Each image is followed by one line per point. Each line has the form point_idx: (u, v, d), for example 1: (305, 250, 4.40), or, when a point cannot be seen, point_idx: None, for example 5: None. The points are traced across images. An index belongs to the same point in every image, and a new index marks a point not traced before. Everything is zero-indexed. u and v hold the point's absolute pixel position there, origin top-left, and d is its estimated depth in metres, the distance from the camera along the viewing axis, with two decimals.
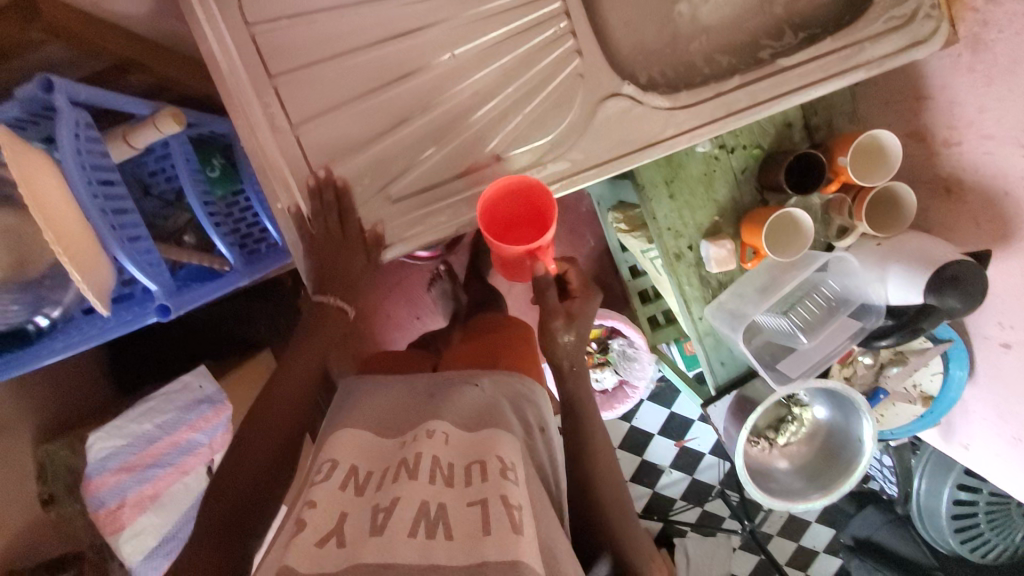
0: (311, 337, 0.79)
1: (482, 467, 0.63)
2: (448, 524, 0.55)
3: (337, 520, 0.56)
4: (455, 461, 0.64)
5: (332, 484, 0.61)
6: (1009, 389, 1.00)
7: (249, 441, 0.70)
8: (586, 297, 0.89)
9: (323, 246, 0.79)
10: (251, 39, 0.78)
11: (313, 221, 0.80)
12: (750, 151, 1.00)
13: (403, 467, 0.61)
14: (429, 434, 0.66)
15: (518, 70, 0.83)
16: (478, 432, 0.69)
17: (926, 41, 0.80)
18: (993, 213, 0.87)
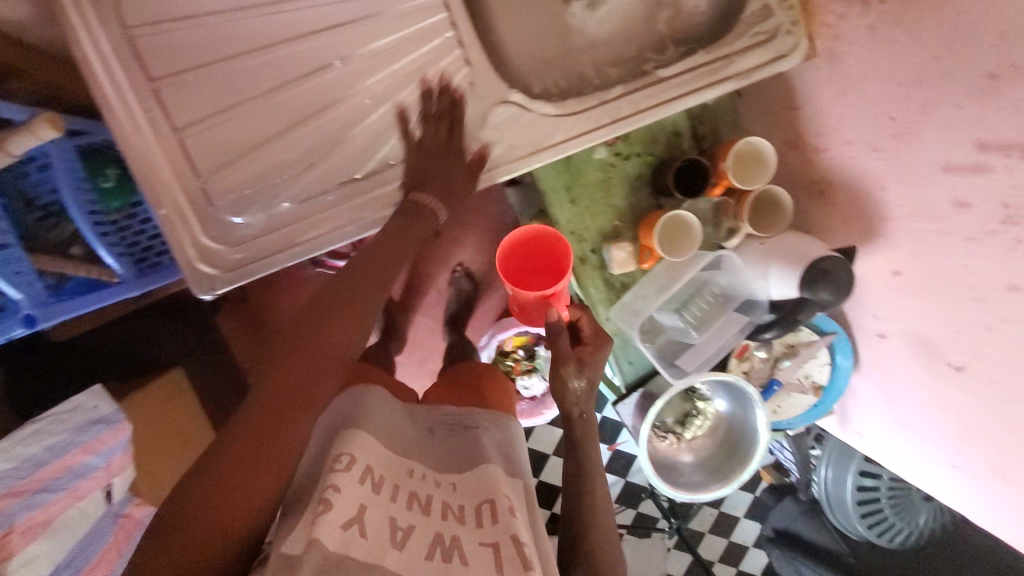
0: (353, 278, 0.67)
1: (493, 507, 0.65)
2: (463, 554, 0.59)
3: (358, 509, 0.59)
4: (465, 503, 0.66)
5: (354, 478, 0.63)
6: (887, 377, 1.07)
7: (290, 363, 0.62)
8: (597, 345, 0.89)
9: (433, 154, 0.80)
10: (130, 42, 0.76)
11: (425, 135, 0.82)
12: (644, 158, 1.07)
13: (414, 501, 0.64)
14: (436, 481, 0.68)
15: (409, 77, 0.84)
16: (472, 469, 0.71)
17: (788, 54, 0.87)
18: (860, 213, 0.94)
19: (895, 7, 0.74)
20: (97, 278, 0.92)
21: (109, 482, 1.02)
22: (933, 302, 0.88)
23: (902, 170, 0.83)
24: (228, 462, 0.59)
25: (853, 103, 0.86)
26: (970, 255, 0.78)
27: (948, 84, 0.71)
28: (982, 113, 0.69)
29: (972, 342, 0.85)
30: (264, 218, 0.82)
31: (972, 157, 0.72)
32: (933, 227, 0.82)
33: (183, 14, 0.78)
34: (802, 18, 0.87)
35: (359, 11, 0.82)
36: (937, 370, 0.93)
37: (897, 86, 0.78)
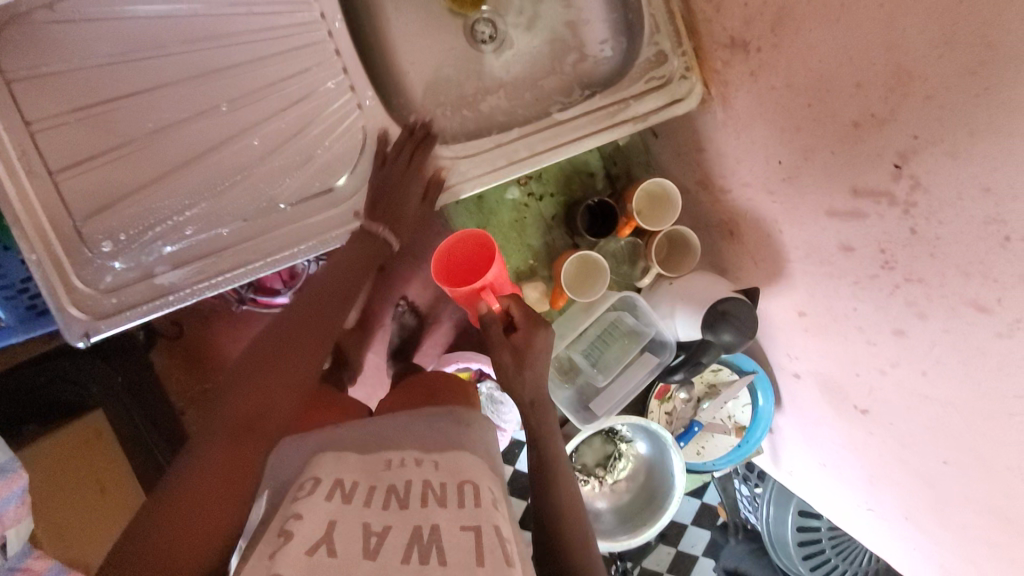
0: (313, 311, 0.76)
1: (474, 492, 0.59)
2: (443, 546, 0.49)
3: (326, 529, 0.50)
4: (444, 483, 0.60)
5: (317, 498, 0.54)
6: (806, 417, 1.05)
7: (265, 377, 0.69)
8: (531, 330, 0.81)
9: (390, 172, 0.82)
10: (6, 86, 0.76)
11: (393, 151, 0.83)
12: (557, 199, 1.06)
13: (391, 496, 0.56)
14: (415, 461, 0.63)
15: (299, 119, 0.83)
16: (448, 455, 0.67)
17: (683, 99, 0.88)
18: (765, 251, 0.94)
19: (769, 55, 0.75)
20: None
21: (3, 537, 0.93)
22: (833, 344, 0.88)
23: (794, 213, 0.83)
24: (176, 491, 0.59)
25: (748, 146, 0.87)
26: (858, 299, 0.78)
27: (821, 131, 0.72)
28: (851, 161, 0.69)
29: (871, 385, 0.84)
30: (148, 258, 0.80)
31: (849, 203, 0.72)
32: (825, 269, 0.82)
33: (59, 60, 0.77)
34: (696, 63, 0.88)
35: (248, 55, 0.82)
36: (845, 413, 0.93)
37: (781, 131, 0.78)
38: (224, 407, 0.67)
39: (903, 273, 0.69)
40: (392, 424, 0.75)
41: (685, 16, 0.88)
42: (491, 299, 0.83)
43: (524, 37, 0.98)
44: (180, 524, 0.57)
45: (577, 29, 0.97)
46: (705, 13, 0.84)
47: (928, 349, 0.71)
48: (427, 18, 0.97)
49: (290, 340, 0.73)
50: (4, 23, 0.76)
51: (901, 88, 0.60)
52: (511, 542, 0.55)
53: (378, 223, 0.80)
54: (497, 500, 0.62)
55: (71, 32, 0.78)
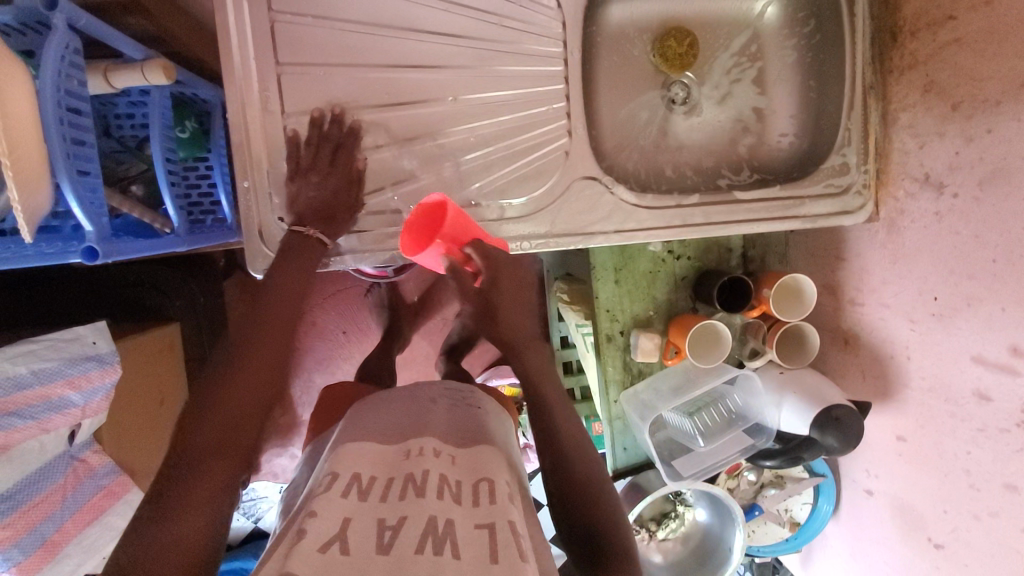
0: (262, 317, 0.71)
1: (490, 487, 0.63)
2: (456, 542, 0.53)
3: (342, 522, 0.55)
4: (462, 480, 0.63)
5: (335, 492, 0.59)
6: (862, 532, 1.09)
7: (230, 394, 0.65)
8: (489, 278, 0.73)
9: (312, 173, 0.80)
10: (270, 24, 0.81)
11: (306, 149, 0.81)
12: (692, 262, 1.12)
13: (408, 487, 0.60)
14: (434, 453, 0.66)
15: (511, 130, 0.89)
16: (468, 448, 0.70)
17: (853, 212, 0.94)
18: (878, 369, 0.99)
19: (964, 204, 0.81)
20: (149, 224, 0.94)
21: (77, 424, 0.99)
22: (928, 476, 0.92)
23: (932, 347, 0.88)
24: (151, 527, 0.57)
25: (902, 273, 0.92)
26: (976, 444, 0.83)
27: (997, 286, 0.77)
28: (1021, 322, 0.74)
29: (957, 524, 0.88)
30: None
31: (1002, 357, 0.78)
32: (948, 407, 0.87)
33: (325, 14, 0.82)
34: (874, 183, 0.94)
35: (486, 61, 0.87)
36: (915, 541, 0.97)
37: (949, 272, 0.84)
38: (192, 434, 0.63)
39: None
40: (389, 412, 0.77)
41: (877, 139, 0.94)
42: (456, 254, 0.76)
43: (713, 110, 1.04)
44: (157, 559, 0.55)
45: (763, 116, 1.02)
46: (903, 145, 0.90)
47: None
48: (632, 66, 1.02)
49: (266, 317, 0.71)
50: None
51: None
52: (525, 538, 0.58)
53: (308, 225, 0.78)
54: (512, 491, 0.66)
55: None
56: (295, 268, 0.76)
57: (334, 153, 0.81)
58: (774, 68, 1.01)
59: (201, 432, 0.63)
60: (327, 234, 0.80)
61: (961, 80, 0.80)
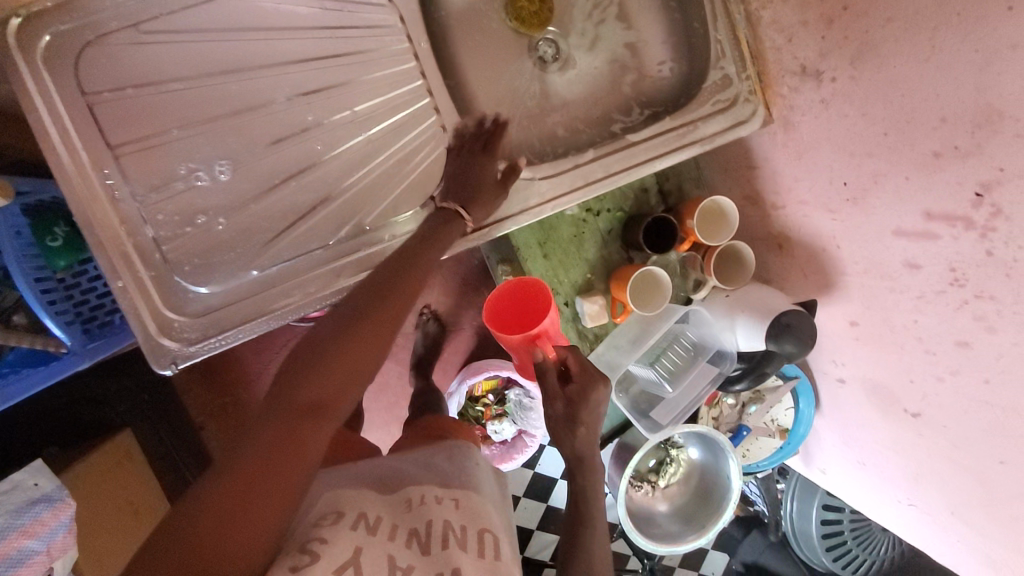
0: (340, 334, 0.61)
1: (492, 539, 0.62)
2: None
3: (353, 551, 0.54)
4: (465, 525, 0.62)
5: (345, 525, 0.57)
6: (848, 419, 1.11)
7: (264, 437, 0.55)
8: (585, 384, 0.80)
9: (462, 167, 0.79)
10: (87, 108, 0.75)
11: (459, 147, 0.80)
12: (614, 214, 1.09)
13: (414, 539, 0.58)
14: (436, 499, 0.64)
15: (382, 142, 0.84)
16: (462, 492, 0.67)
17: (747, 121, 0.92)
18: (816, 264, 0.99)
19: (844, 85, 0.80)
20: (43, 349, 0.88)
21: (50, 568, 0.91)
22: (887, 352, 0.93)
23: (855, 231, 0.88)
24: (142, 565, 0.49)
25: (809, 167, 0.91)
26: (920, 312, 0.84)
27: (895, 157, 0.77)
28: (928, 185, 0.74)
29: (925, 391, 0.90)
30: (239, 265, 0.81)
31: (919, 225, 0.78)
32: (886, 283, 0.87)
33: (150, 81, 0.76)
34: (758, 87, 0.93)
35: (333, 79, 0.82)
36: (894, 416, 0.99)
37: (849, 155, 0.83)
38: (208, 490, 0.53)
39: (973, 290, 0.75)
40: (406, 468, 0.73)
41: (749, 41, 0.92)
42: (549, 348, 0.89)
43: (586, 57, 1.00)
44: None
45: (636, 50, 1.00)
46: (773, 42, 0.89)
47: (993, 359, 0.77)
48: (494, 38, 0.97)
49: (333, 336, 0.60)
50: (81, 44, 0.74)
51: (987, 125, 0.65)
52: None
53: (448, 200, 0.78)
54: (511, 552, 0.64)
55: (153, 51, 0.76)
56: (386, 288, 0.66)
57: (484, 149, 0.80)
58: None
59: (222, 480, 0.53)
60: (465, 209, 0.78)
61: None
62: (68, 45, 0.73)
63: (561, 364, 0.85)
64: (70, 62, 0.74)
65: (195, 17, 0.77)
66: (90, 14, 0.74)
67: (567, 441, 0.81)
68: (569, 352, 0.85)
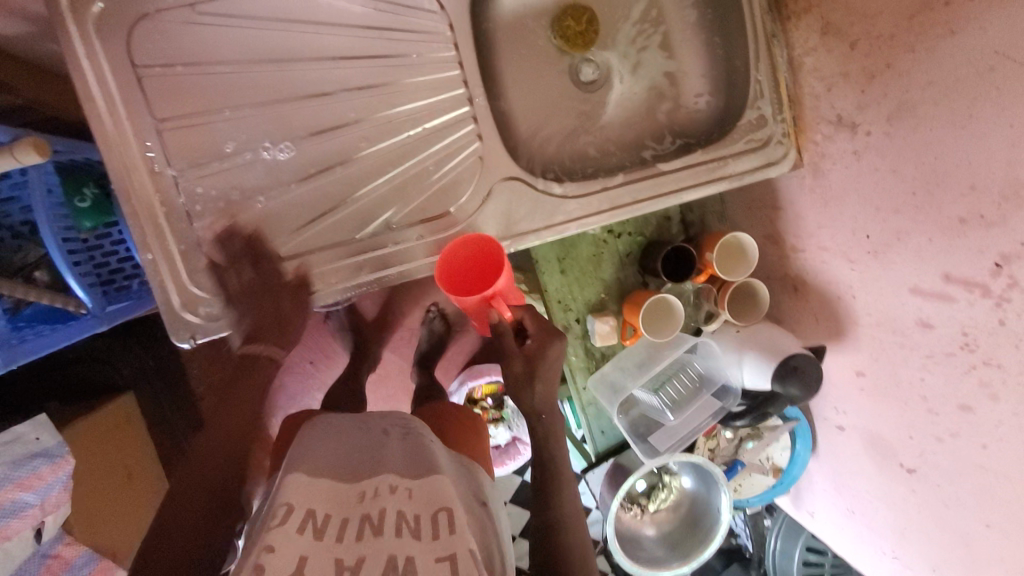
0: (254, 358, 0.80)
1: (449, 516, 0.61)
2: None
3: (297, 564, 0.55)
4: (421, 512, 0.61)
5: (290, 528, 0.57)
6: (842, 467, 1.12)
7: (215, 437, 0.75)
8: (543, 342, 0.86)
9: (255, 292, 0.80)
10: (137, 80, 0.76)
11: (229, 270, 0.80)
12: (634, 238, 1.10)
13: (364, 528, 0.59)
14: (391, 489, 0.63)
15: (417, 145, 0.85)
16: (424, 477, 0.66)
17: (778, 162, 0.93)
18: (829, 310, 1.00)
19: (878, 140, 0.81)
20: (63, 307, 0.89)
21: (40, 521, 0.94)
22: (890, 405, 0.94)
23: (872, 283, 0.89)
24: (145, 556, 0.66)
25: (833, 215, 0.92)
26: (927, 370, 0.84)
27: (919, 217, 0.78)
28: (950, 249, 0.75)
29: (923, 448, 0.91)
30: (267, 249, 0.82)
31: (937, 286, 0.78)
32: (897, 338, 0.88)
33: (200, 61, 0.78)
34: (792, 131, 0.94)
35: (378, 78, 0.83)
36: (890, 469, 0.99)
37: (875, 208, 0.84)
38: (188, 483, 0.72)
39: (982, 356, 0.75)
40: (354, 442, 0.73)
41: (789, 86, 0.93)
42: (502, 308, 0.82)
43: (626, 82, 1.02)
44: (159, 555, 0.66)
45: (676, 80, 1.01)
46: (813, 89, 0.90)
47: (993, 427, 0.78)
48: (537, 53, 0.99)
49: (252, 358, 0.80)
50: (138, 17, 0.76)
51: (1015, 198, 0.66)
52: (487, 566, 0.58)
53: (261, 341, 0.79)
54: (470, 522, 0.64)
55: (207, 32, 0.77)
56: (266, 321, 0.80)
57: (256, 262, 0.80)
58: (678, 29, 0.99)
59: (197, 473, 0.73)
60: (273, 345, 0.80)
61: (855, 19, 0.80)
62: (125, 18, 0.75)
63: (518, 323, 0.89)
64: (125, 35, 0.76)
65: (251, 4, 0.78)
66: None
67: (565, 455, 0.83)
68: (525, 312, 0.89)
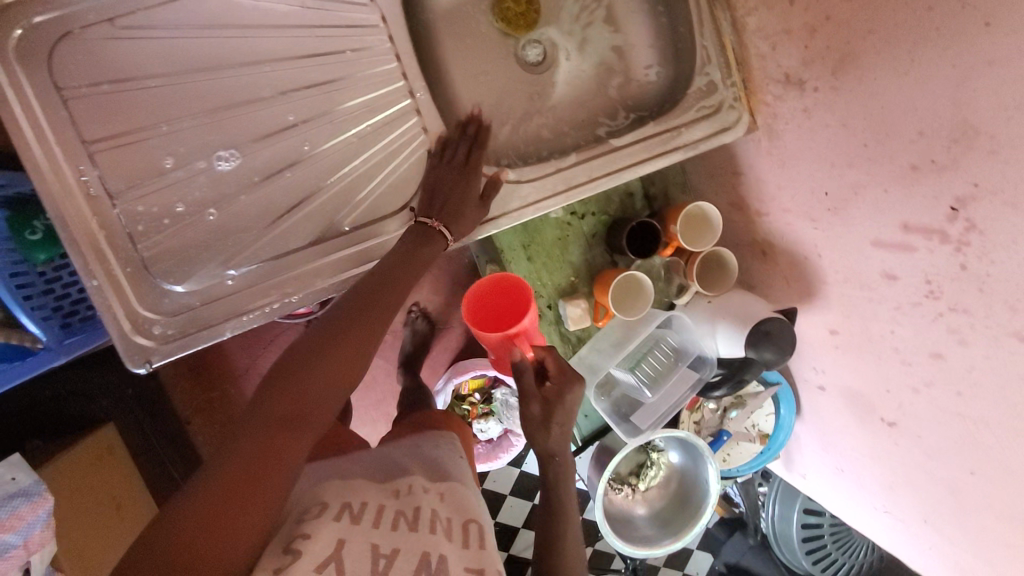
0: (354, 313, 0.69)
1: (477, 527, 0.66)
2: None
3: (336, 545, 0.58)
4: (451, 518, 0.67)
5: (331, 516, 0.62)
6: (827, 426, 1.12)
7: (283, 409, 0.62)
8: (562, 383, 0.81)
9: (441, 170, 0.82)
10: (63, 104, 0.74)
11: (436, 158, 0.83)
12: (598, 217, 1.09)
13: (400, 520, 0.63)
14: (423, 491, 0.69)
15: (363, 143, 0.83)
16: (450, 485, 0.73)
17: (732, 127, 0.92)
18: (798, 272, 0.99)
19: (826, 95, 0.80)
20: (19, 344, 0.88)
21: (27, 562, 0.91)
22: (865, 360, 0.94)
23: (836, 240, 0.88)
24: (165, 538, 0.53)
25: (792, 176, 0.91)
26: (897, 323, 0.84)
27: (874, 169, 0.77)
28: (905, 199, 0.74)
29: (901, 400, 0.90)
30: (216, 264, 0.80)
31: (898, 237, 0.78)
32: (865, 293, 0.87)
33: (126, 78, 0.76)
34: (743, 94, 0.92)
35: (315, 79, 0.81)
36: (872, 424, 0.99)
37: (830, 165, 0.83)
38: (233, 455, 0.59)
39: (948, 303, 0.75)
40: (377, 461, 0.80)
41: (735, 48, 0.91)
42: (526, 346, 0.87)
43: (573, 60, 1.00)
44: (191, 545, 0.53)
45: (623, 53, 0.99)
46: (758, 49, 0.88)
47: (965, 372, 0.77)
48: (480, 39, 0.97)
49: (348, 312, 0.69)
50: (57, 37, 0.73)
51: (964, 140, 0.65)
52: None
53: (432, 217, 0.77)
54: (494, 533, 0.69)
55: (130, 47, 0.75)
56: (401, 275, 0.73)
57: (472, 151, 0.84)
58: (619, 1, 0.97)
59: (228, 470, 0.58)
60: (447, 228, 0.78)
61: None
62: (42, 39, 0.73)
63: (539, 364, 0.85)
64: (44, 56, 0.73)
65: (172, 14, 0.76)
66: (67, 8, 0.73)
67: (544, 443, 0.82)
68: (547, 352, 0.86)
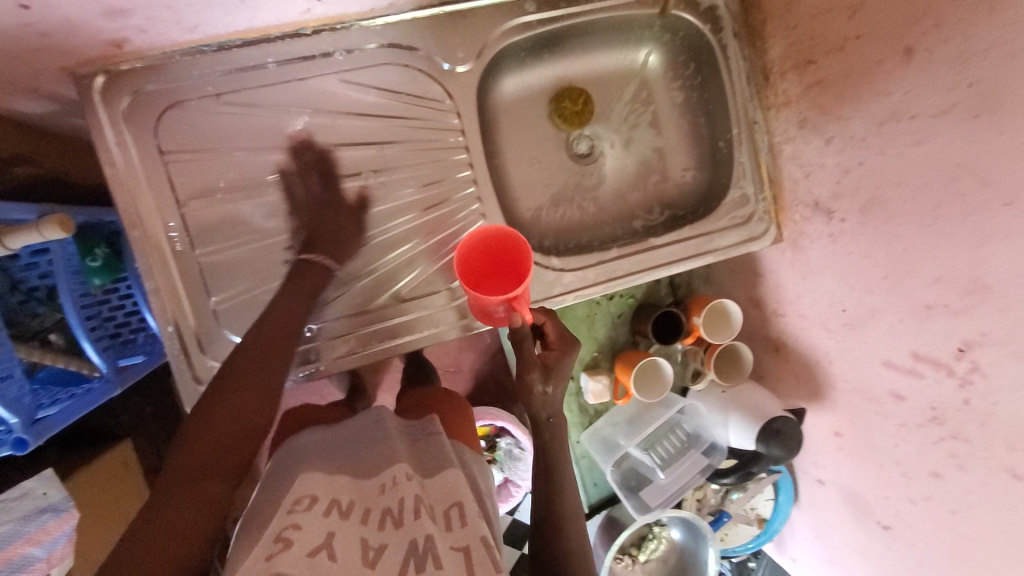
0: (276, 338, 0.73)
1: (461, 509, 0.61)
2: (437, 559, 0.54)
3: (326, 536, 0.54)
4: (438, 505, 0.61)
5: (315, 512, 0.57)
6: (821, 519, 1.17)
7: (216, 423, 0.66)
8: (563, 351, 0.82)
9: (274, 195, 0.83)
10: (164, 166, 0.81)
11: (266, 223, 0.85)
12: (626, 300, 1.16)
13: (386, 515, 0.58)
14: (407, 479, 0.62)
15: (427, 225, 0.91)
16: (438, 473, 0.66)
17: (759, 237, 1.00)
18: (807, 373, 1.06)
19: (852, 226, 0.88)
20: (76, 370, 0.93)
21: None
22: (866, 465, 1.00)
23: (847, 353, 0.95)
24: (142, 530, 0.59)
25: (811, 287, 0.99)
26: (901, 437, 0.90)
27: (892, 299, 0.84)
28: (917, 331, 0.82)
29: (898, 508, 0.96)
30: None
31: (907, 362, 0.85)
32: (872, 405, 0.94)
33: (222, 147, 0.83)
34: (773, 209, 1.01)
35: (389, 161, 0.89)
36: (868, 524, 1.05)
37: (850, 286, 0.91)
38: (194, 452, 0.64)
39: (949, 430, 0.81)
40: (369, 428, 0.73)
41: (769, 167, 1.01)
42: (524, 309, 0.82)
43: (618, 156, 1.09)
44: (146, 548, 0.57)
45: (664, 155, 1.08)
46: (792, 174, 0.97)
47: (961, 494, 0.83)
48: (537, 129, 1.05)
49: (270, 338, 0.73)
50: (167, 106, 0.81)
51: (976, 293, 0.72)
52: (498, 551, 0.59)
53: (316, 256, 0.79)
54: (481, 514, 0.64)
55: (231, 120, 0.83)
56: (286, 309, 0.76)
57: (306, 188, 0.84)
58: (665, 109, 1.07)
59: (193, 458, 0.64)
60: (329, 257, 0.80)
61: (830, 117, 0.87)
62: (152, 107, 0.80)
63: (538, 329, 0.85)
64: (151, 123, 0.81)
65: (272, 94, 0.84)
66: (178, 81, 0.81)
67: None
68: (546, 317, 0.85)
